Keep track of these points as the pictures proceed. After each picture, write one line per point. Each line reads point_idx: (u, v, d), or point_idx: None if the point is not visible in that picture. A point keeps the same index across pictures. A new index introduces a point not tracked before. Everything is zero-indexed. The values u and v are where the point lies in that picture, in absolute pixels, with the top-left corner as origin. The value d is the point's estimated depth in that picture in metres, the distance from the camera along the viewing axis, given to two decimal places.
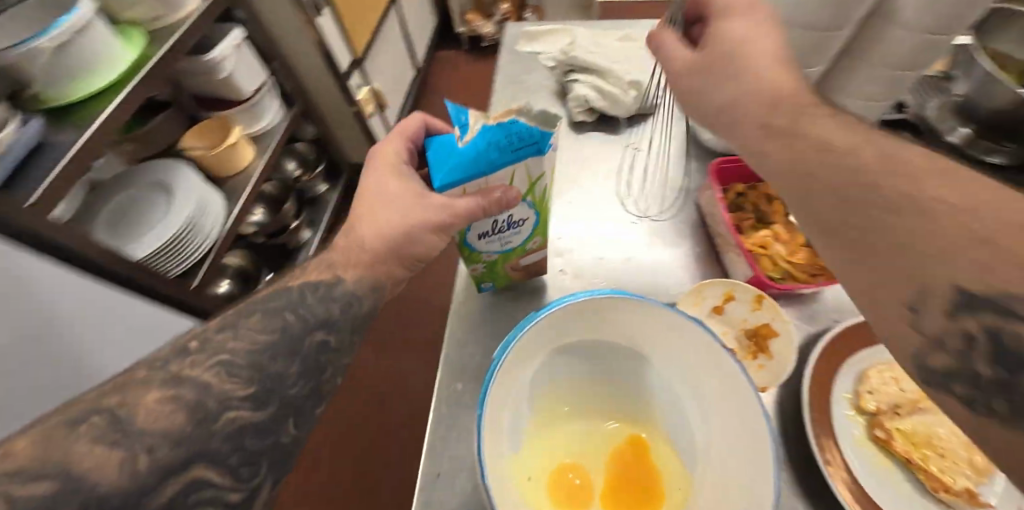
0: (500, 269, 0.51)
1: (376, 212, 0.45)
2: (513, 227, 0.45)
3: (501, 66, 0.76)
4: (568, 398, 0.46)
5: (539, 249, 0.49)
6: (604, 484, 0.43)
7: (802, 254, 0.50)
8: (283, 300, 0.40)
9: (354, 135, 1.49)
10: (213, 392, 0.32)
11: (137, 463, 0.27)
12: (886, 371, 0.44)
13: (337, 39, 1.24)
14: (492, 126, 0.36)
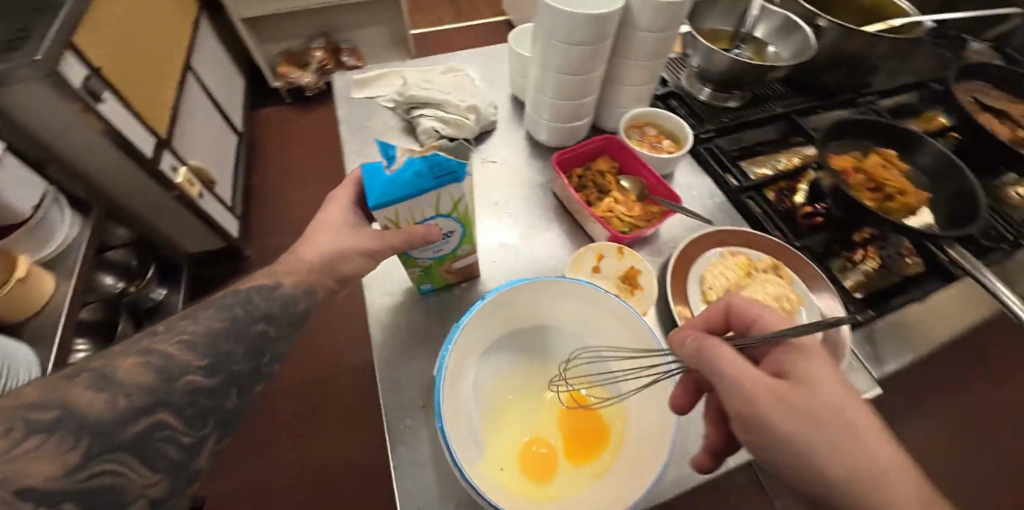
0: (437, 272, 0.56)
1: (322, 233, 0.51)
2: (444, 238, 0.50)
3: (343, 118, 0.78)
4: (508, 384, 0.52)
5: (469, 254, 0.55)
6: (564, 440, 0.50)
7: (637, 208, 0.64)
8: (234, 299, 0.45)
9: (185, 223, 1.29)
10: (177, 361, 0.37)
11: (111, 404, 0.33)
12: (713, 270, 0.60)
13: (131, 124, 1.04)
14: (417, 157, 0.41)
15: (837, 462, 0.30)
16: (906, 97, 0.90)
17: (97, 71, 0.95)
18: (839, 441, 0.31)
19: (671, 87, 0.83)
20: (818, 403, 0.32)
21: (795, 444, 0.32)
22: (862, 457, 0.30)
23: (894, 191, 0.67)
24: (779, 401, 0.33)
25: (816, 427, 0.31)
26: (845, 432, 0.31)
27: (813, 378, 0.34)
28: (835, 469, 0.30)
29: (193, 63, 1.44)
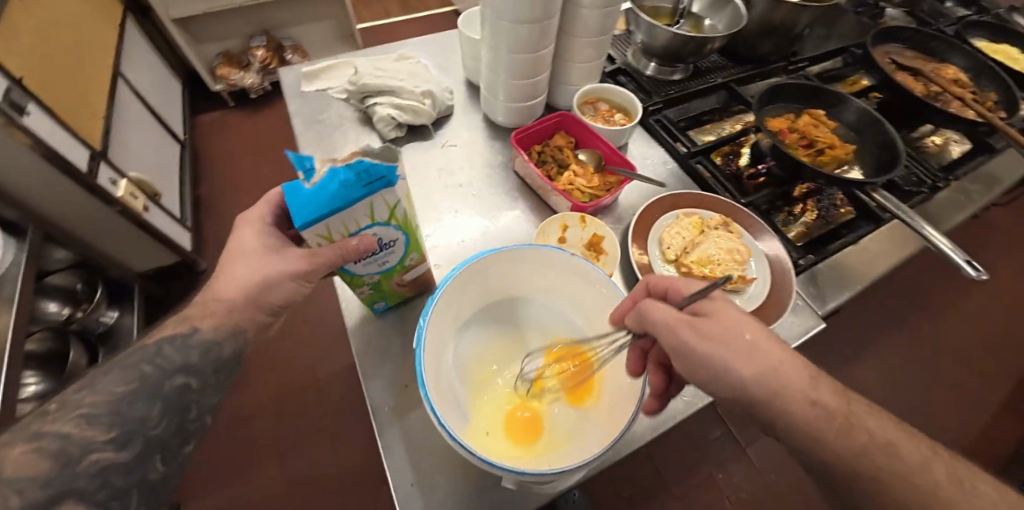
0: (387, 287, 0.54)
1: (235, 266, 0.46)
2: (386, 249, 0.47)
3: (298, 116, 0.76)
4: (477, 357, 0.53)
5: (418, 262, 0.53)
6: (542, 403, 0.52)
7: (597, 179, 0.67)
8: (145, 355, 0.41)
9: (133, 240, 1.22)
10: (76, 439, 0.35)
11: (6, 501, 0.31)
12: (670, 230, 0.64)
13: (60, 136, 0.98)
14: (340, 166, 0.37)
15: (746, 367, 0.35)
16: (830, 64, 0.95)
17: (17, 82, 0.89)
18: (745, 353, 0.36)
19: (619, 63, 0.87)
20: (722, 327, 0.37)
21: (716, 368, 0.36)
22: (764, 361, 0.35)
23: (824, 146, 0.73)
24: (695, 329, 0.38)
25: (726, 347, 0.36)
26: (751, 347, 0.36)
27: (717, 309, 0.39)
28: (746, 376, 0.35)
29: (123, 69, 1.35)
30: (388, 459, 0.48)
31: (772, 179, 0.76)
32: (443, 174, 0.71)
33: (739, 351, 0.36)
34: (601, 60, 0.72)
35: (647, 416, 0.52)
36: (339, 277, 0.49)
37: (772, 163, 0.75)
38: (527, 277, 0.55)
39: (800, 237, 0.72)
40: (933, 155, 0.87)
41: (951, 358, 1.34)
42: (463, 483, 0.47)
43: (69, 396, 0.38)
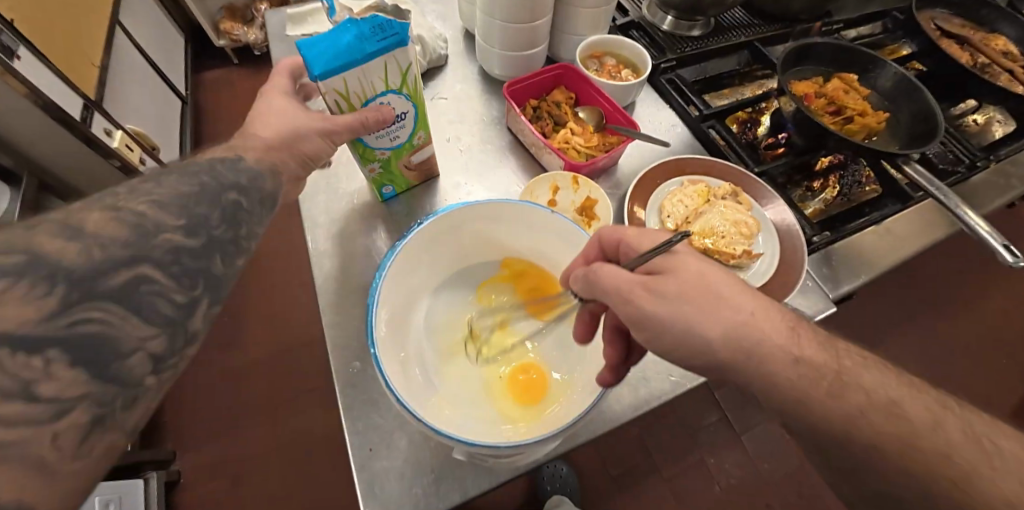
0: (396, 168, 0.56)
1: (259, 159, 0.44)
2: (399, 123, 0.50)
3: (278, 60, 0.71)
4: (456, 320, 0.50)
5: (425, 144, 0.55)
6: (528, 363, 0.49)
7: (595, 137, 0.61)
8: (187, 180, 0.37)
9: None
10: (148, 221, 0.30)
11: None
12: (672, 198, 0.58)
13: (50, 81, 0.93)
14: (363, 23, 0.42)
15: (714, 329, 0.31)
16: (867, 29, 0.85)
17: (5, 21, 0.84)
18: (714, 313, 0.31)
19: (632, 16, 0.79)
20: (685, 285, 0.33)
21: (675, 332, 0.32)
22: (734, 319, 0.31)
23: (854, 113, 0.66)
24: (651, 294, 0.33)
25: (690, 304, 0.32)
26: (718, 304, 0.31)
27: (682, 263, 0.34)
28: (714, 337, 0.31)
29: (120, 16, 1.30)
30: (347, 423, 0.45)
31: (791, 150, 0.69)
32: (433, 124, 0.67)
33: (703, 310, 0.31)
34: (609, 7, 0.65)
35: (629, 394, 0.49)
36: (352, 150, 0.51)
37: (793, 132, 0.68)
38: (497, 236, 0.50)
39: (815, 215, 0.66)
40: (971, 136, 0.75)
41: (969, 358, 1.26)
42: (427, 454, 0.44)
43: (139, 190, 0.32)
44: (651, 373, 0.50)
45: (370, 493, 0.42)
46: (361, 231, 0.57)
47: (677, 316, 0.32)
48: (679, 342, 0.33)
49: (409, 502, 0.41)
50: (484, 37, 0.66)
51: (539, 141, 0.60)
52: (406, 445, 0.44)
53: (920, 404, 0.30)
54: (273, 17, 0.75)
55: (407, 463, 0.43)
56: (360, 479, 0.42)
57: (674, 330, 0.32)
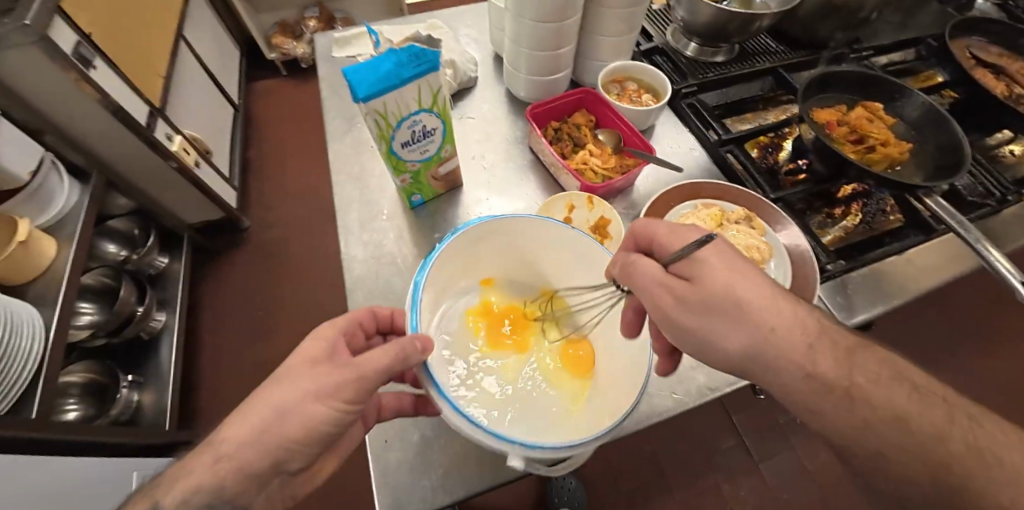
0: (424, 179, 0.60)
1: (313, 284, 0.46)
2: (428, 137, 0.55)
3: (324, 80, 0.78)
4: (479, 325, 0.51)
5: (451, 157, 0.60)
6: (550, 365, 0.51)
7: (613, 159, 0.64)
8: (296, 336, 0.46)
9: (184, 193, 1.31)
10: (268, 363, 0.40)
11: None
12: (686, 220, 0.60)
13: (122, 90, 1.05)
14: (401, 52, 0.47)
15: (736, 342, 0.34)
16: (898, 56, 0.85)
17: (87, 36, 0.96)
18: (737, 328, 0.34)
19: (656, 42, 0.82)
20: (710, 295, 0.35)
21: (701, 337, 0.36)
22: (755, 329, 0.34)
23: (877, 142, 0.66)
24: (679, 301, 0.36)
25: (715, 317, 0.35)
26: (743, 314, 0.34)
27: (705, 269, 0.36)
28: (736, 350, 0.34)
29: (185, 32, 1.44)
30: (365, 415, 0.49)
31: (812, 177, 0.69)
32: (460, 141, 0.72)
33: (727, 324, 0.34)
34: (631, 35, 0.69)
35: (632, 408, 0.50)
36: (385, 161, 0.56)
37: (814, 159, 0.68)
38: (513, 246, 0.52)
39: (833, 242, 0.66)
40: (1009, 166, 0.73)
41: (1014, 400, 1.18)
42: (438, 450, 0.47)
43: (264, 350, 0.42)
44: (655, 389, 0.52)
45: (383, 482, 0.45)
46: (388, 239, 0.62)
47: (704, 326, 0.35)
48: (711, 350, 0.36)
49: (417, 493, 0.45)
50: (512, 62, 0.71)
51: (558, 161, 0.63)
52: (419, 440, 0.48)
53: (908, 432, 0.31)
54: (321, 41, 0.82)
55: (418, 457, 0.47)
56: (375, 469, 0.46)
57: (706, 340, 0.35)
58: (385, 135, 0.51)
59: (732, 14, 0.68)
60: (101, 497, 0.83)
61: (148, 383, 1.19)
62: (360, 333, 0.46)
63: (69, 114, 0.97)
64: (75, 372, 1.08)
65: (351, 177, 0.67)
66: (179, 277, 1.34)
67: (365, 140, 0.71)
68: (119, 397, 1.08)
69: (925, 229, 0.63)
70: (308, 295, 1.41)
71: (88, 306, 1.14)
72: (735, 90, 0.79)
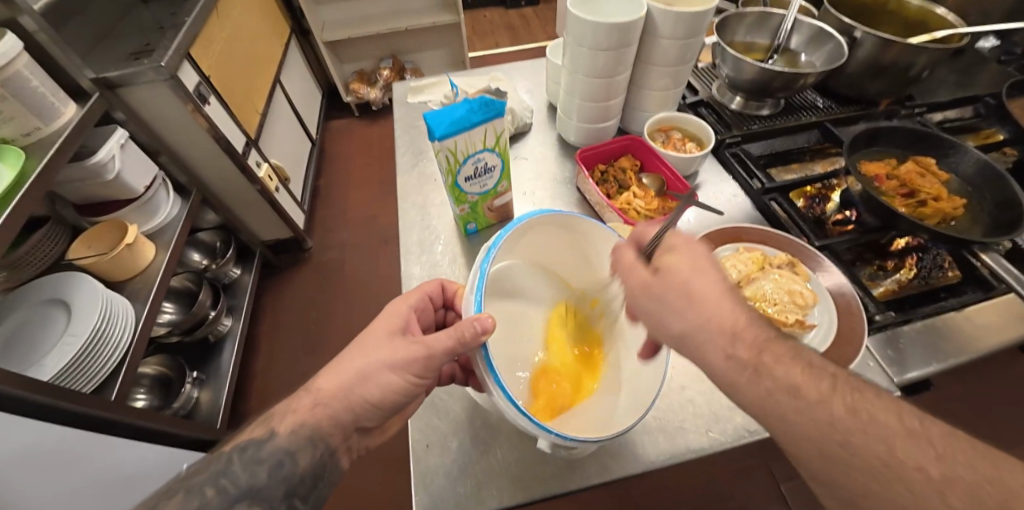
0: (481, 209, 0.67)
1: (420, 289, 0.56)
2: (488, 175, 0.62)
3: (398, 121, 0.90)
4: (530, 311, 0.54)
5: (506, 192, 0.67)
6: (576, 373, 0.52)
7: (656, 202, 0.68)
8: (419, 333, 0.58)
9: (263, 213, 1.46)
10: None
11: None
12: (726, 262, 0.62)
13: (227, 122, 1.23)
14: (479, 105, 0.56)
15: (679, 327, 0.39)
16: (955, 113, 0.85)
17: (205, 78, 1.16)
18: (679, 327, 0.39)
19: (702, 96, 0.88)
20: (660, 306, 0.40)
21: (702, 352, 0.39)
22: (710, 308, 0.39)
23: (928, 197, 0.67)
24: (635, 307, 0.41)
25: (667, 308, 0.40)
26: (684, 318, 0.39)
27: (661, 280, 0.41)
28: (690, 322, 0.40)
29: (281, 78, 1.68)
30: (411, 420, 0.53)
31: (861, 228, 0.69)
32: (516, 178, 0.78)
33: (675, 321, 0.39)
34: (677, 90, 0.75)
35: (665, 441, 0.51)
36: (449, 193, 0.63)
37: (862, 211, 0.68)
38: (562, 249, 0.56)
39: (880, 293, 0.64)
40: None
41: None
42: (476, 460, 0.50)
43: None
44: (691, 425, 0.52)
45: (422, 484, 0.48)
46: (444, 262, 0.68)
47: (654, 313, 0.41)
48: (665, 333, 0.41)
49: (453, 498, 0.47)
50: (564, 111, 0.78)
51: (601, 199, 0.68)
52: (458, 447, 0.51)
53: (951, 471, 0.30)
54: (400, 88, 0.95)
55: (453, 466, 0.50)
56: (416, 471, 0.49)
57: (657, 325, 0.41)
58: (452, 169, 0.58)
59: (776, 71, 0.72)
60: (135, 478, 0.90)
61: (208, 381, 1.28)
62: (429, 307, 0.56)
63: (183, 141, 1.16)
64: (152, 364, 1.23)
65: (415, 205, 0.76)
66: (248, 287, 1.47)
67: (430, 173, 0.80)
68: (182, 392, 1.19)
69: (984, 286, 0.61)
70: (355, 314, 1.49)
71: (171, 306, 1.30)
72: (781, 141, 0.82)
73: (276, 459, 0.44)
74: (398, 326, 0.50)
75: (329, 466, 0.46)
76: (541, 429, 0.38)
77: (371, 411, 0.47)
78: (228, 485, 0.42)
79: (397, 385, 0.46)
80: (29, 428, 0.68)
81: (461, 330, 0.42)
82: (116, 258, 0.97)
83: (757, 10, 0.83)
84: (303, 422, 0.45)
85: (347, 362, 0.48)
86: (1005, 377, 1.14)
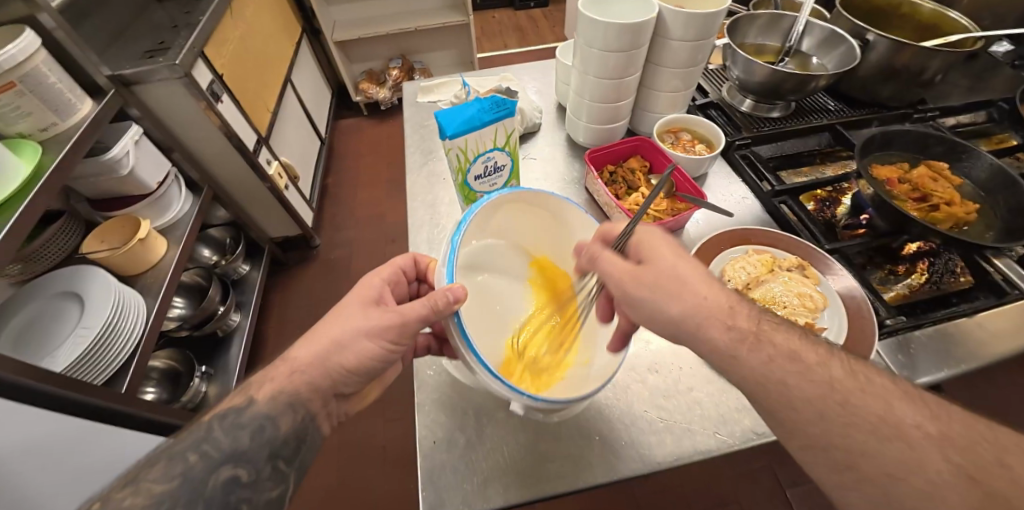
0: None
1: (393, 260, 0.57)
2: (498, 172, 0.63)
3: (407, 120, 0.90)
4: (504, 287, 0.54)
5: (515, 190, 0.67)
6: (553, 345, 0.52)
7: (665, 203, 0.68)
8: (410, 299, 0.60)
9: (272, 210, 1.47)
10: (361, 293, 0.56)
11: None
12: (735, 263, 0.62)
13: (239, 120, 1.24)
14: (493, 103, 0.56)
15: (673, 306, 0.41)
16: (968, 117, 0.84)
17: (218, 76, 1.17)
18: (654, 302, 0.41)
19: (711, 98, 0.88)
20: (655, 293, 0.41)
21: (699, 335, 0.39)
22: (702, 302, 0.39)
23: (941, 202, 0.66)
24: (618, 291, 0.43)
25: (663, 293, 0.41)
26: (666, 295, 0.41)
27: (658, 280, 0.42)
28: (674, 308, 0.40)
29: (292, 77, 1.70)
30: (418, 415, 0.54)
31: (872, 232, 0.68)
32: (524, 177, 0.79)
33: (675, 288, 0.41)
34: (688, 92, 0.75)
35: (673, 443, 0.51)
36: (459, 192, 0.63)
37: (874, 214, 0.68)
38: (532, 222, 0.56)
39: (890, 297, 0.64)
40: None
41: None
42: (480, 456, 0.50)
43: None
44: (698, 427, 0.52)
45: (428, 482, 0.49)
46: None
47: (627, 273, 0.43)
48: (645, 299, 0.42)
49: (459, 495, 0.48)
50: (575, 113, 0.78)
51: (609, 201, 0.69)
52: (464, 446, 0.51)
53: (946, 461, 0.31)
54: (410, 87, 0.96)
55: (460, 464, 0.50)
56: (422, 469, 0.50)
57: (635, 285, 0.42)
58: (462, 168, 0.59)
59: (787, 74, 0.72)
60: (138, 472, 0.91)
61: (216, 375, 1.29)
62: (402, 280, 0.57)
63: (194, 138, 1.18)
64: (161, 358, 1.24)
65: (423, 203, 0.76)
66: (257, 284, 1.48)
67: (439, 172, 0.81)
68: (191, 386, 1.21)
69: (997, 291, 0.61)
70: None
71: (181, 300, 1.32)
72: (791, 144, 0.82)
73: (256, 424, 0.45)
74: (374, 298, 0.51)
75: (310, 431, 0.47)
76: (514, 390, 0.40)
77: (348, 377, 0.48)
78: (210, 450, 0.43)
79: (372, 352, 0.47)
80: (48, 419, 0.70)
81: (434, 299, 0.43)
82: (129, 251, 0.99)
83: (768, 12, 0.83)
84: (281, 389, 0.46)
85: (321, 330, 0.48)
86: (1016, 388, 1.12)
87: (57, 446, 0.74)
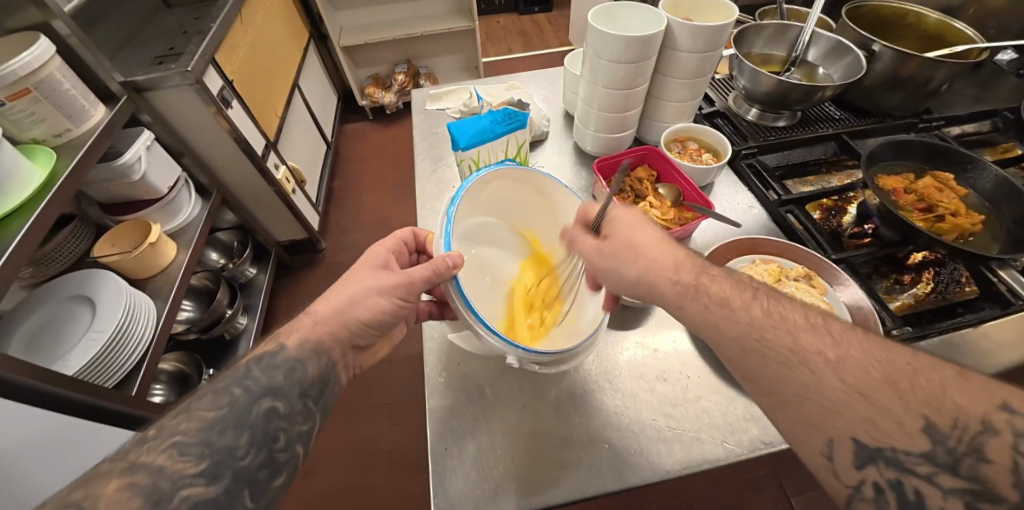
0: None
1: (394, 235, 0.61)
2: None
3: (416, 127, 0.91)
4: (496, 258, 0.60)
5: None
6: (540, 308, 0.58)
7: (673, 212, 0.68)
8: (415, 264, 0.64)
9: (280, 214, 1.49)
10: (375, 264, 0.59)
11: None
12: (743, 272, 0.63)
13: (248, 126, 1.26)
14: (505, 115, 0.57)
15: (637, 265, 0.45)
16: (973, 127, 0.85)
17: (228, 83, 1.19)
18: (632, 259, 0.46)
19: (718, 107, 0.90)
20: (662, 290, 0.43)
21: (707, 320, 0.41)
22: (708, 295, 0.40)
23: (946, 212, 0.67)
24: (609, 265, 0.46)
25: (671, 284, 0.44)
26: (650, 254, 0.45)
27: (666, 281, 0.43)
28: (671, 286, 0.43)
29: (300, 83, 1.72)
30: (430, 421, 0.54)
31: (878, 241, 0.69)
32: None
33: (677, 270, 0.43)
34: (694, 102, 0.76)
35: (681, 451, 0.52)
36: None
37: (880, 223, 0.68)
38: (520, 199, 0.61)
39: (897, 307, 0.64)
40: None
41: None
42: (491, 463, 0.51)
43: None
44: (707, 436, 0.53)
45: (440, 487, 0.49)
46: None
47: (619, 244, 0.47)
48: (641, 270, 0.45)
49: (471, 501, 0.48)
50: (582, 122, 0.80)
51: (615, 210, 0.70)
52: (474, 452, 0.52)
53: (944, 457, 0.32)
54: (419, 94, 0.97)
55: (470, 470, 0.51)
56: (433, 473, 0.51)
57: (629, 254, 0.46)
58: None
59: (793, 85, 0.73)
60: None
61: None
62: (405, 251, 0.61)
63: (204, 144, 1.19)
64: (170, 361, 1.25)
65: (433, 211, 0.77)
66: (263, 287, 1.49)
67: (448, 179, 0.82)
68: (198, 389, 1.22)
69: (1002, 302, 0.61)
70: None
71: (190, 304, 1.33)
72: (797, 154, 0.82)
73: (288, 365, 0.47)
74: (380, 264, 0.56)
75: (333, 376, 0.49)
76: (508, 344, 0.46)
77: (363, 329, 0.53)
78: (252, 385, 0.44)
79: (385, 307, 0.53)
80: (50, 417, 0.70)
81: (436, 263, 0.48)
82: (140, 255, 1.00)
83: (775, 23, 0.84)
84: (307, 338, 0.49)
85: (340, 288, 0.53)
86: None
87: (65, 446, 0.74)
